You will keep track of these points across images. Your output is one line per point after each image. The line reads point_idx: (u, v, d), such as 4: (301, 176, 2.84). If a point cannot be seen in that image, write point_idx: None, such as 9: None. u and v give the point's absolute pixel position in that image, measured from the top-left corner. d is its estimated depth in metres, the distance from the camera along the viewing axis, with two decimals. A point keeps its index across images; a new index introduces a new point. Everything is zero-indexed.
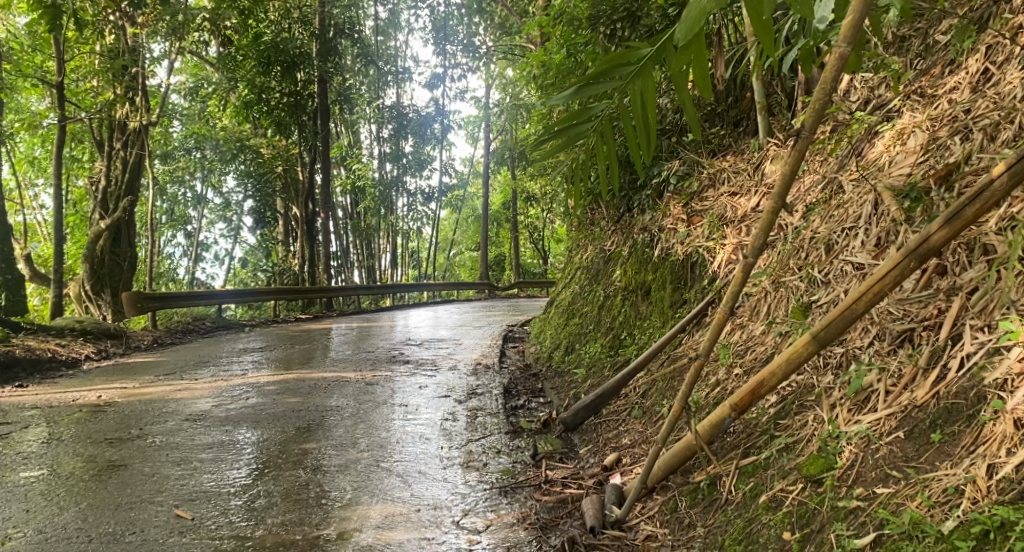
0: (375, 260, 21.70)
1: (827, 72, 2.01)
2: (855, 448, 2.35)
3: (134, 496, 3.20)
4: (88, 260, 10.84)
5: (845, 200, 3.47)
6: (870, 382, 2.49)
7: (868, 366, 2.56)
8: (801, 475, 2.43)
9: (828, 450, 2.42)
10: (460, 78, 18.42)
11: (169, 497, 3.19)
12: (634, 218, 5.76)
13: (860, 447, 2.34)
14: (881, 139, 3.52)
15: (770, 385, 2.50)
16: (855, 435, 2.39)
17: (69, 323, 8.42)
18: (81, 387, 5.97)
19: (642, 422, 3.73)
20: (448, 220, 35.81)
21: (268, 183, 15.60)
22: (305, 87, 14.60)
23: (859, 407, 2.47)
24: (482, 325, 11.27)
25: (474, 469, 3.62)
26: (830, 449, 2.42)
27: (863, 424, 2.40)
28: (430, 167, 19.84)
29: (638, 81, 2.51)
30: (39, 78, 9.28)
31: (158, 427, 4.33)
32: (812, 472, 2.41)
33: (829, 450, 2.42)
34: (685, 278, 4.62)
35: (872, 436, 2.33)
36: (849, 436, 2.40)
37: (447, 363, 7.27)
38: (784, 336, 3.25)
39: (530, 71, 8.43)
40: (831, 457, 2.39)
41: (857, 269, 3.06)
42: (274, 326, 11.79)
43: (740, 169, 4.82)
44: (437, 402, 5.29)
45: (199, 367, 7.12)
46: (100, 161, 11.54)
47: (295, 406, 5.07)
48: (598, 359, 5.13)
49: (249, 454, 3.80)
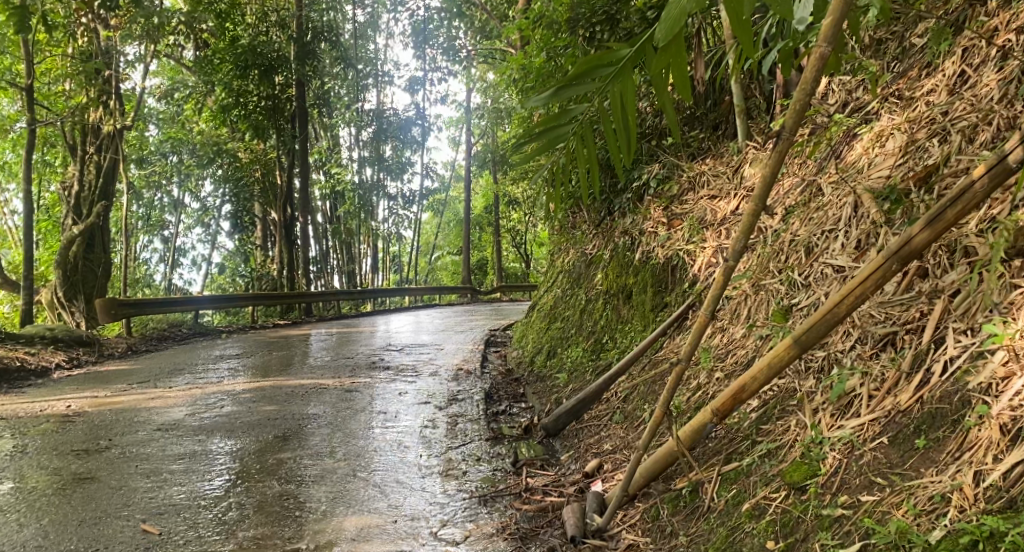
0: (356, 265, 21.54)
1: (807, 71, 1.99)
2: (838, 454, 2.32)
3: (99, 511, 3.10)
4: (61, 266, 10.61)
5: (825, 203, 3.46)
6: (853, 387, 2.47)
7: (850, 370, 2.53)
8: (784, 482, 2.40)
9: (811, 456, 2.39)
10: (441, 81, 18.36)
11: (136, 511, 3.10)
12: (614, 221, 5.73)
13: (843, 452, 2.31)
14: (859, 142, 3.52)
15: (752, 390, 2.47)
16: (838, 441, 2.36)
17: (39, 331, 8.23)
18: (50, 397, 5.82)
19: (624, 427, 3.69)
20: (430, 224, 35.70)
21: (246, 188, 15.41)
22: (283, 90, 14.45)
23: (842, 412, 2.45)
24: (464, 329, 11.19)
25: (454, 478, 3.55)
26: (813, 456, 2.39)
27: (846, 429, 2.37)
28: (410, 171, 19.72)
29: (617, 83, 2.48)
30: (8, 81, 9.08)
31: (128, 438, 4.22)
32: (795, 479, 2.37)
33: (813, 456, 2.39)
34: (665, 281, 4.60)
35: (855, 442, 2.30)
36: (832, 442, 2.37)
37: (428, 369, 7.19)
38: (765, 339, 3.22)
39: (510, 74, 8.39)
40: (815, 463, 2.36)
41: (838, 271, 3.04)
42: (252, 332, 11.62)
43: (720, 172, 4.81)
44: (416, 408, 5.22)
45: (174, 375, 6.99)
46: (72, 166, 11.31)
47: (271, 414, 4.97)
48: (580, 363, 5.09)
49: (221, 464, 3.70)
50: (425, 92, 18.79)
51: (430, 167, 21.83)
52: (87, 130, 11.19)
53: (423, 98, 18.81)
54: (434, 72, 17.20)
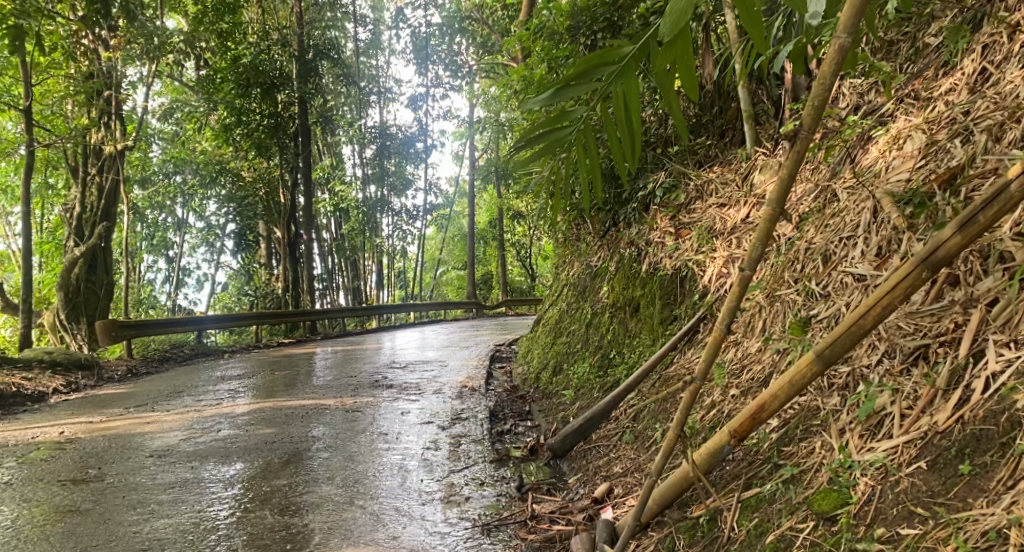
0: (361, 281, 21.39)
1: (826, 65, 1.84)
2: (871, 480, 2.15)
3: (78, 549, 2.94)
4: (63, 288, 10.50)
5: (841, 209, 3.30)
6: (883, 405, 2.30)
7: (879, 386, 2.36)
8: (812, 511, 2.22)
9: (841, 482, 2.22)
10: (443, 96, 18.33)
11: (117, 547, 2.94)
12: (620, 232, 5.57)
13: (877, 479, 2.14)
14: (875, 145, 3.36)
15: (772, 409, 2.27)
16: (870, 465, 2.19)
17: (37, 355, 8.10)
18: (43, 424, 5.67)
19: (634, 448, 3.52)
20: (434, 239, 35.61)
21: (250, 207, 15.31)
22: (285, 108, 14.38)
23: (872, 433, 2.27)
24: (468, 345, 11.01)
25: (456, 504, 3.38)
26: (843, 482, 2.21)
27: (878, 452, 2.19)
28: (414, 186, 19.63)
29: (620, 82, 2.33)
30: (6, 103, 8.96)
31: (119, 466, 4.07)
32: (824, 508, 2.19)
33: (843, 483, 2.21)
34: (674, 293, 4.44)
35: (890, 466, 2.13)
36: (863, 465, 2.20)
37: (432, 387, 7.01)
38: (782, 353, 3.05)
39: (511, 85, 8.25)
40: (845, 491, 2.19)
41: (859, 280, 2.88)
42: (256, 352, 11.45)
43: (728, 180, 4.65)
44: (419, 429, 5.05)
45: (173, 398, 6.83)
46: (74, 188, 11.19)
47: (268, 438, 4.81)
48: (587, 379, 4.91)
49: (213, 493, 3.54)
50: (427, 107, 18.74)
51: (433, 183, 21.74)
52: (90, 151, 11.09)
53: (425, 114, 18.75)
54: (436, 87, 17.12)
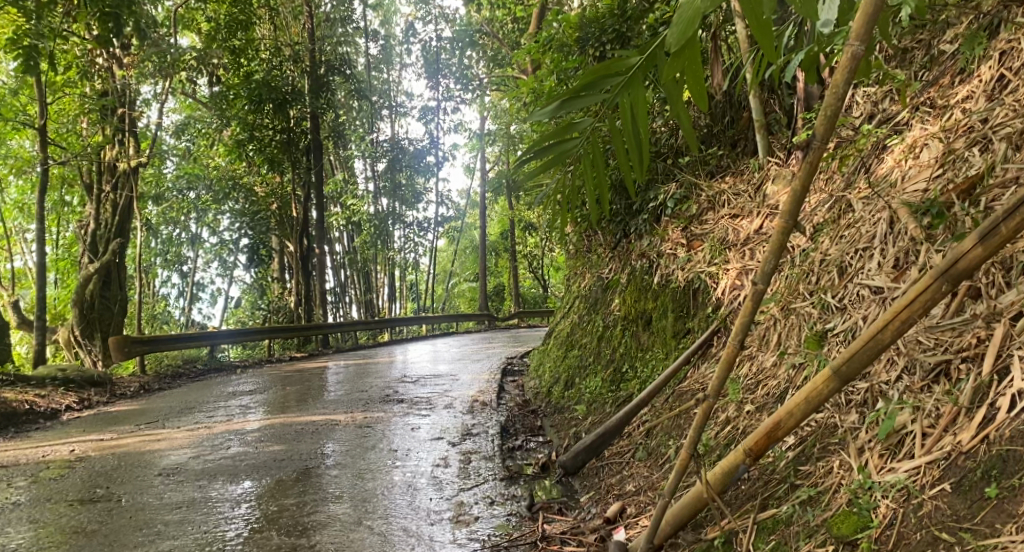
0: (373, 294, 21.41)
1: (839, 73, 1.79)
2: (892, 503, 2.08)
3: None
4: (77, 305, 10.54)
5: (856, 219, 3.23)
6: (903, 423, 2.22)
7: (898, 404, 2.29)
8: (831, 534, 2.15)
9: (861, 504, 2.14)
10: (454, 109, 18.38)
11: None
12: (631, 244, 5.51)
13: (898, 501, 2.06)
14: (890, 154, 3.29)
15: (788, 427, 2.18)
16: (890, 486, 2.12)
17: (50, 372, 8.11)
18: (54, 442, 5.66)
19: (648, 465, 3.46)
20: (447, 251, 35.64)
21: (263, 221, 15.36)
22: (297, 123, 14.44)
23: (893, 453, 2.20)
24: (481, 358, 10.96)
25: (465, 525, 3.31)
26: (863, 504, 2.14)
27: (899, 473, 2.12)
28: (425, 199, 19.65)
29: (627, 93, 2.29)
30: (21, 122, 9.01)
31: (127, 485, 4.04)
32: (843, 532, 2.12)
33: (863, 504, 2.14)
34: (687, 305, 4.37)
35: (912, 488, 2.05)
36: (884, 486, 2.13)
37: (443, 402, 6.95)
38: (798, 368, 2.98)
39: (521, 98, 8.23)
40: (866, 514, 2.11)
41: (876, 293, 2.81)
42: (269, 366, 11.45)
43: (740, 191, 4.59)
44: (430, 445, 5.00)
45: (184, 414, 6.81)
46: (89, 205, 11.25)
47: (278, 455, 4.77)
48: (599, 394, 4.84)
49: (220, 513, 3.50)
50: (438, 121, 18.78)
51: (445, 195, 21.76)
52: (104, 168, 11.14)
53: (436, 127, 18.79)
54: (447, 100, 17.15)
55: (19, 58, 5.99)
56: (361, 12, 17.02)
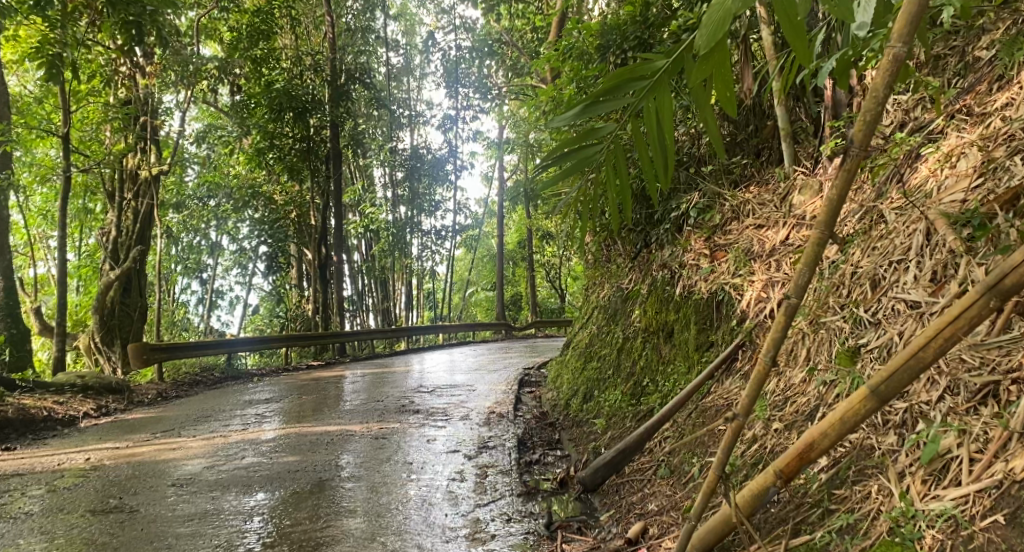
0: (390, 303, 21.38)
1: (880, 75, 1.70)
2: (939, 534, 1.96)
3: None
4: (98, 311, 10.60)
5: (888, 231, 3.11)
6: (948, 448, 2.11)
7: (941, 427, 2.18)
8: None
9: (904, 534, 2.03)
10: (473, 118, 18.37)
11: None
12: (652, 254, 5.41)
13: (945, 533, 1.95)
14: (924, 164, 3.17)
15: (822, 448, 2.07)
16: (937, 516, 2.00)
17: (69, 379, 8.14)
18: (70, 450, 5.65)
19: (670, 483, 3.35)
20: (464, 260, 35.65)
21: (282, 229, 15.39)
22: (317, 132, 14.45)
23: (937, 479, 2.09)
24: (498, 367, 10.88)
25: (481, 542, 3.22)
26: (906, 534, 2.02)
27: (946, 502, 2.01)
28: (443, 208, 19.64)
29: (652, 98, 2.21)
30: (45, 129, 9.06)
31: (140, 496, 4.00)
32: None
33: (906, 534, 2.02)
34: (710, 317, 4.26)
35: (961, 519, 1.94)
36: (929, 516, 2.01)
37: (459, 412, 6.87)
38: (829, 385, 2.87)
39: (541, 107, 8.18)
40: (909, 545, 2.00)
41: (912, 307, 2.69)
42: (285, 375, 11.43)
43: (766, 200, 4.48)
44: (446, 457, 4.92)
45: (200, 423, 6.78)
46: (111, 212, 11.32)
47: (292, 466, 4.70)
48: (618, 407, 4.74)
49: (231, 527, 3.42)
50: (457, 130, 18.77)
51: (463, 204, 21.72)
52: (127, 176, 11.20)
53: (455, 136, 18.78)
54: (466, 110, 17.15)
55: (43, 67, 6.01)
56: (382, 22, 17.09)
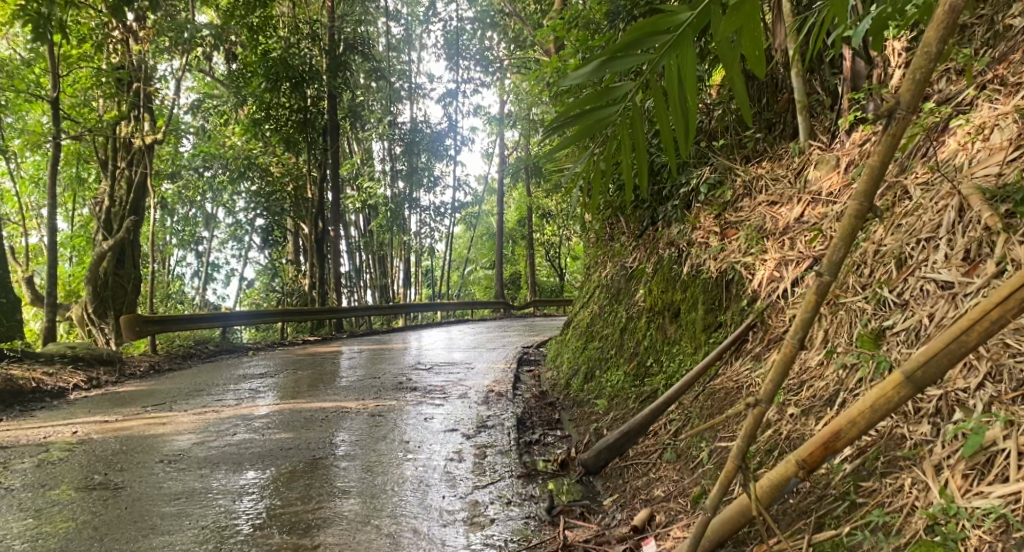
0: (388, 279, 21.20)
1: (934, 27, 1.57)
2: (987, 533, 1.83)
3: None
4: (92, 281, 10.42)
5: (914, 207, 2.94)
6: (992, 440, 1.97)
7: (985, 417, 2.04)
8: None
9: (945, 532, 1.89)
10: (473, 92, 18.09)
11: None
12: (658, 232, 5.24)
13: (993, 533, 1.81)
14: (953, 137, 2.99)
15: (850, 437, 1.91)
16: (983, 514, 1.86)
17: (60, 350, 7.99)
18: (57, 423, 5.50)
19: (677, 468, 3.22)
20: (463, 238, 35.48)
21: (278, 202, 15.16)
22: (314, 103, 14.17)
23: (980, 474, 1.95)
24: (496, 346, 10.74)
25: (479, 527, 3.08)
26: (948, 534, 1.89)
27: (992, 499, 1.87)
28: (443, 183, 19.42)
29: (673, 55, 2.03)
30: (34, 94, 8.79)
31: (126, 472, 3.86)
32: None
33: (948, 534, 1.88)
34: (718, 297, 4.11)
35: (1011, 520, 1.80)
36: (974, 515, 1.87)
37: (457, 391, 6.74)
38: (850, 369, 2.73)
39: (544, 79, 7.95)
40: (952, 545, 1.86)
41: (943, 288, 2.54)
42: (282, 349, 11.30)
43: (779, 176, 4.31)
44: (444, 436, 4.79)
45: (192, 396, 6.65)
46: (104, 181, 11.11)
47: (285, 443, 4.56)
48: (621, 388, 4.60)
49: (218, 507, 3.28)
50: (457, 104, 18.48)
51: (462, 181, 21.47)
52: (120, 144, 10.95)
53: (455, 111, 18.49)
54: (466, 83, 16.84)
55: (27, 26, 5.78)
56: None
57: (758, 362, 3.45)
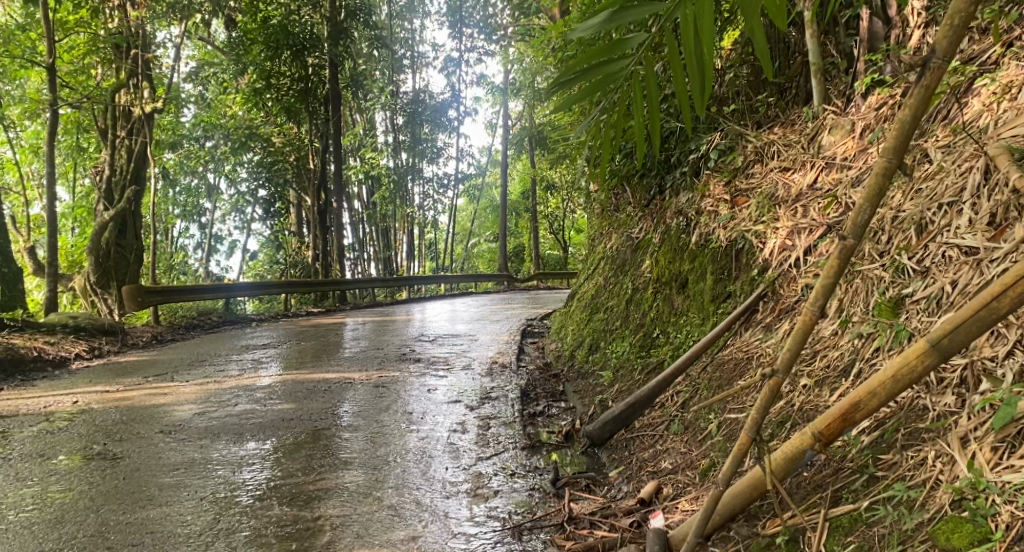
0: (391, 252, 21.11)
1: None
2: (1016, 510, 1.74)
3: (55, 542, 2.61)
4: (94, 252, 10.34)
5: (935, 171, 2.82)
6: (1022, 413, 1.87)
7: (1016, 388, 1.94)
8: (933, 543, 1.82)
9: (974, 509, 1.81)
10: (476, 61, 17.86)
11: (98, 542, 2.61)
12: (666, 201, 5.12)
13: None
14: (979, 97, 2.86)
15: (869, 409, 1.82)
16: (1015, 489, 1.77)
17: (61, 319, 7.95)
18: (58, 392, 5.46)
19: (685, 440, 3.15)
20: (466, 211, 35.32)
21: (281, 173, 15.03)
22: (316, 72, 14.00)
23: (1010, 447, 1.86)
24: (499, 318, 10.67)
25: (482, 499, 3.02)
26: (977, 509, 1.81)
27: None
28: (445, 154, 19.26)
29: (689, 5, 1.86)
30: (30, 59, 8.65)
31: (124, 443, 3.80)
32: (952, 544, 1.78)
33: (976, 509, 1.81)
34: (728, 266, 4.00)
35: None
36: (1004, 490, 1.79)
37: (460, 362, 6.68)
38: (866, 338, 2.64)
39: (549, 45, 7.77)
40: (981, 522, 1.77)
41: (968, 254, 2.43)
42: (285, 321, 11.26)
43: (792, 142, 4.18)
44: (447, 408, 4.73)
45: (194, 367, 6.60)
46: (104, 150, 10.99)
47: (286, 414, 4.50)
48: (627, 360, 4.52)
49: (217, 478, 3.22)
50: (460, 74, 18.26)
51: (466, 152, 21.26)
52: (119, 113, 10.82)
53: (458, 80, 18.28)
54: (469, 52, 16.60)
55: None
56: None
57: (769, 333, 3.36)
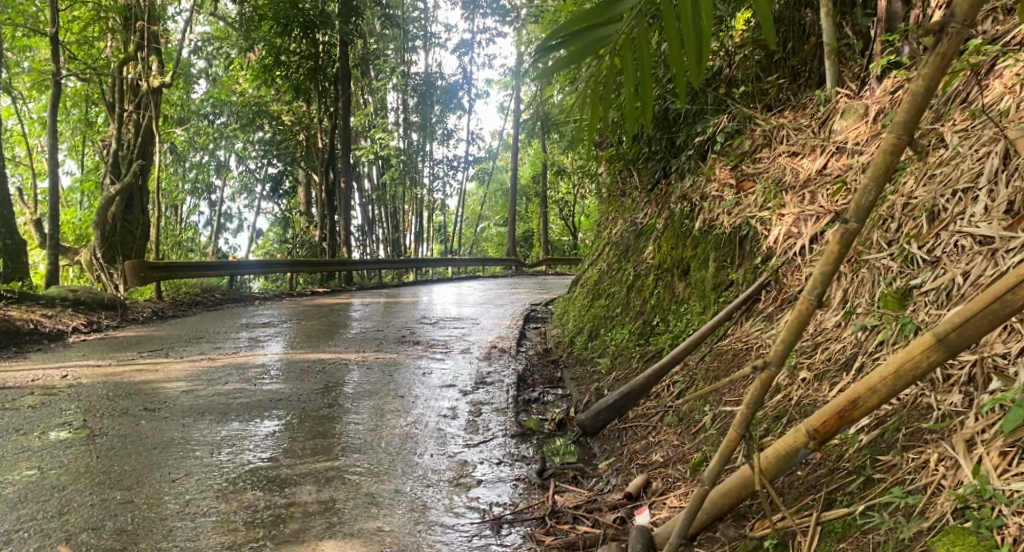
0: (400, 234, 20.90)
1: None
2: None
3: (13, 523, 2.52)
4: (99, 226, 10.22)
5: (950, 156, 2.67)
6: None
7: None
8: None
9: (977, 519, 1.68)
10: (489, 42, 17.64)
11: (58, 525, 2.52)
12: (671, 185, 4.96)
13: None
14: (1000, 79, 2.69)
15: (868, 407, 1.68)
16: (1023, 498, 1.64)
17: (60, 293, 7.85)
18: (49, 365, 5.40)
19: (678, 432, 3.03)
20: (477, 195, 35.04)
21: (289, 151, 14.89)
22: (326, 50, 13.85)
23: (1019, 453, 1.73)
24: (504, 302, 10.52)
25: (464, 490, 2.90)
26: (981, 520, 1.67)
27: None
28: (455, 136, 19.05)
29: None
30: (32, 28, 8.51)
31: (104, 420, 3.71)
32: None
33: (980, 520, 1.67)
34: (732, 254, 3.85)
35: None
36: (1010, 499, 1.65)
37: (459, 346, 6.56)
38: (870, 330, 2.51)
39: None
40: (985, 534, 1.64)
41: (981, 243, 2.28)
42: (289, 300, 11.15)
43: (802, 126, 4.01)
44: (440, 392, 4.61)
45: (190, 344, 6.51)
46: (111, 124, 10.88)
47: (275, 394, 4.40)
48: (626, 347, 4.38)
49: (193, 458, 3.13)
50: (472, 55, 18.05)
51: (477, 134, 21.02)
52: (127, 86, 10.67)
53: (470, 61, 18.07)
54: (482, 33, 16.40)
55: None
56: None
57: (769, 323, 3.23)
